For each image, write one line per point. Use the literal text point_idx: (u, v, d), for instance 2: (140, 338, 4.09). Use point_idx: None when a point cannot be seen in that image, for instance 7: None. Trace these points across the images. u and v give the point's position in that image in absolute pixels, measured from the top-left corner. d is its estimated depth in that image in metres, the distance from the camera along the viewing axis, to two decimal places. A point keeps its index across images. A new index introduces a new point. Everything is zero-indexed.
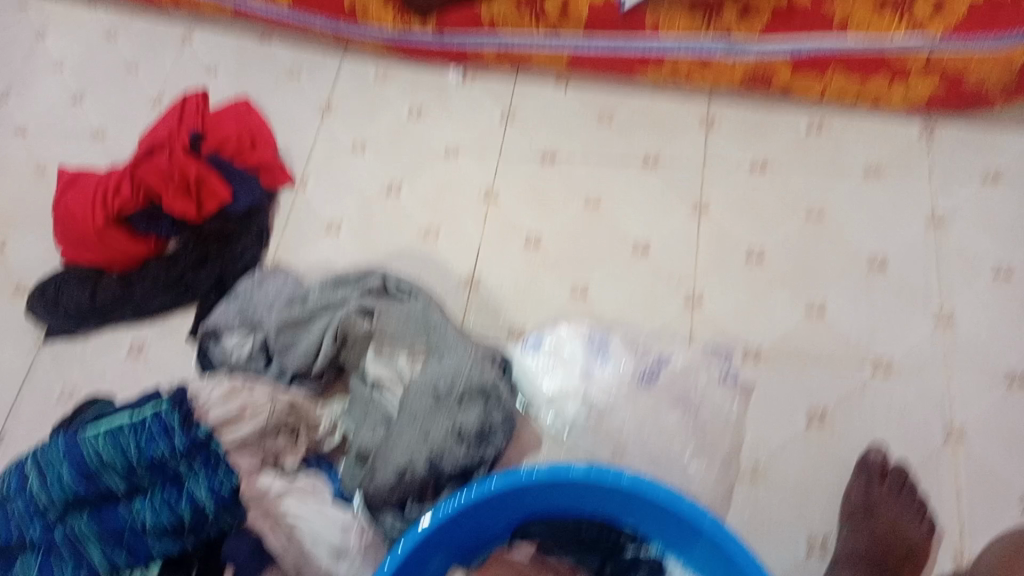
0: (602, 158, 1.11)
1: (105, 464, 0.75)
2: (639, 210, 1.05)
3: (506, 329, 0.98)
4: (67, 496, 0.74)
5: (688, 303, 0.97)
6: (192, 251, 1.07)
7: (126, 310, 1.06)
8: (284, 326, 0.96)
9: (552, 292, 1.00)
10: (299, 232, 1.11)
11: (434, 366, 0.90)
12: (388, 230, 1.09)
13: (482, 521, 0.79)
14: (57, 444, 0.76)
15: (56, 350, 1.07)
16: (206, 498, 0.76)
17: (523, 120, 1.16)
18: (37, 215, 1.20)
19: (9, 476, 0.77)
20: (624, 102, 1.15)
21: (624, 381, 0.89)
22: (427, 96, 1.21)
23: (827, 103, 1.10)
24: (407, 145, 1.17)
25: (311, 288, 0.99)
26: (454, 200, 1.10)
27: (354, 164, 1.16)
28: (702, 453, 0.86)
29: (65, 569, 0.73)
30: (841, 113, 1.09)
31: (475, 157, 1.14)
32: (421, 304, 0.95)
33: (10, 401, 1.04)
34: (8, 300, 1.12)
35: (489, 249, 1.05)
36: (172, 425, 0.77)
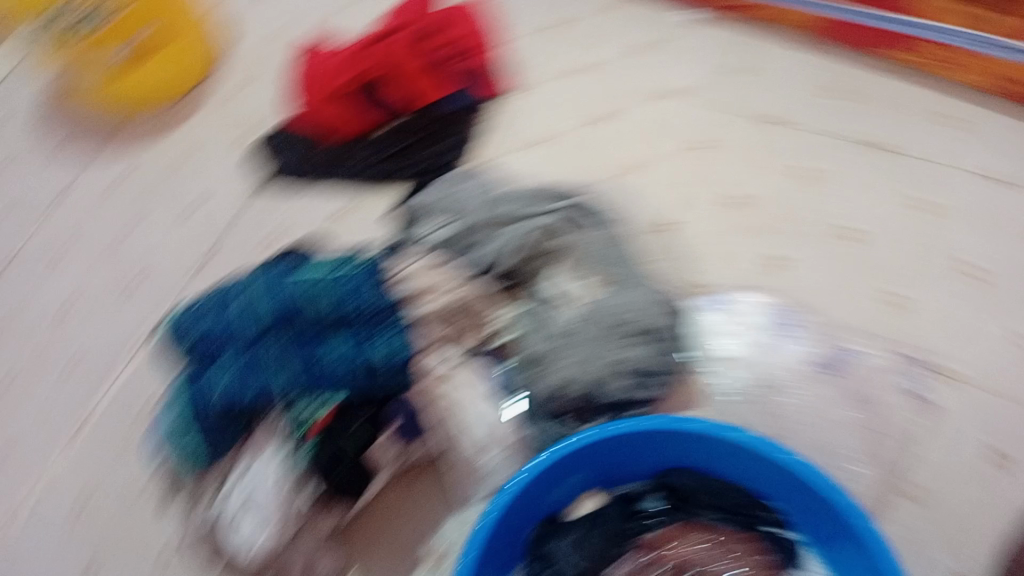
0: (826, 133, 1.06)
1: (303, 303, 0.82)
2: (856, 196, 1.00)
3: (688, 281, 0.97)
4: (267, 321, 0.81)
5: (883, 305, 0.93)
6: (411, 132, 1.12)
7: (340, 175, 1.13)
8: (477, 219, 0.95)
9: (743, 257, 0.98)
10: (506, 137, 1.13)
11: (615, 296, 0.88)
12: (595, 155, 1.10)
13: (629, 454, 0.80)
14: (267, 277, 0.86)
15: (274, 192, 1.15)
16: (386, 352, 0.82)
17: (752, 78, 1.12)
18: (280, 67, 1.29)
19: (219, 299, 0.86)
20: (868, 78, 1.09)
21: (806, 363, 0.87)
22: (659, 32, 1.19)
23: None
24: (629, 76, 1.16)
25: (511, 196, 0.99)
26: (665, 143, 1.09)
27: (577, 82, 1.17)
28: (868, 459, 0.84)
29: (252, 382, 0.79)
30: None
31: (695, 104, 1.12)
32: (609, 236, 0.95)
33: (225, 227, 1.14)
34: (238, 141, 1.22)
35: (689, 197, 1.04)
36: (367, 282, 0.86)
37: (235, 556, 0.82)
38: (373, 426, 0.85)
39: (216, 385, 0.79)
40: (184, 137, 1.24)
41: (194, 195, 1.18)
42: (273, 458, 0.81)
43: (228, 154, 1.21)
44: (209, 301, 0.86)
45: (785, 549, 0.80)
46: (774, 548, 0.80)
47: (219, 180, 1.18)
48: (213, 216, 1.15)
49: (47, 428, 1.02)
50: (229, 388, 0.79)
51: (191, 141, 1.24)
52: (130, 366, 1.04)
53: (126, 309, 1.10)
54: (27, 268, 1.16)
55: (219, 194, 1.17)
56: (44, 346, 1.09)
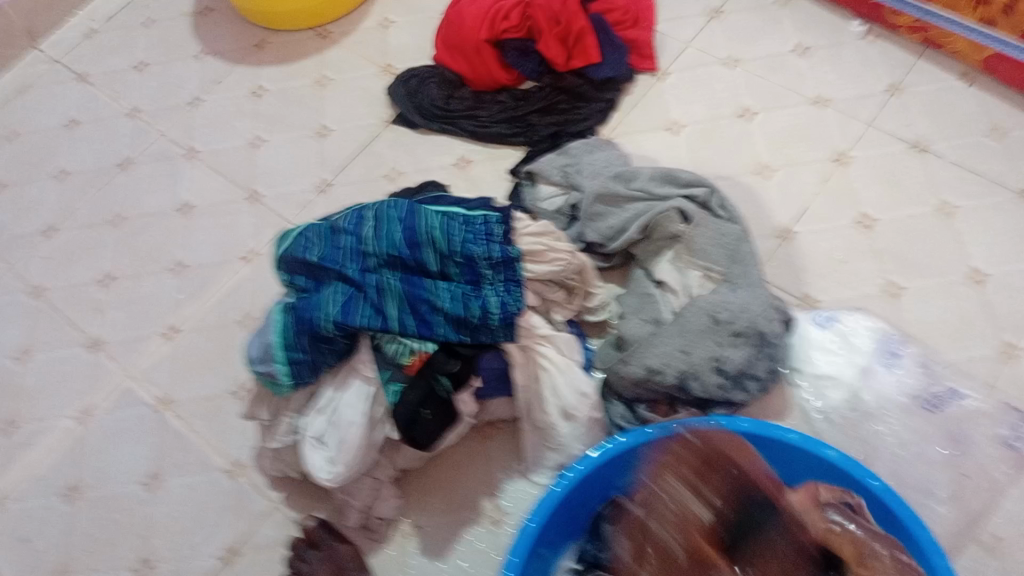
0: (974, 170, 1.02)
1: (430, 240, 0.83)
2: (991, 239, 0.96)
3: (801, 293, 0.95)
4: (393, 252, 0.83)
5: (1002, 354, 0.89)
6: (543, 97, 1.12)
7: (468, 125, 1.13)
8: (601, 196, 0.98)
9: (863, 280, 0.96)
10: (640, 119, 1.13)
11: (724, 294, 0.89)
12: (728, 150, 1.08)
13: None
14: (398, 207, 0.85)
15: (398, 133, 1.17)
16: (495, 307, 0.83)
17: (908, 100, 1.08)
18: (425, 11, 1.30)
19: (351, 216, 0.87)
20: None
21: (903, 397, 0.85)
22: (819, 38, 1.16)
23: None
24: (777, 77, 1.13)
25: (639, 171, 1.00)
26: (803, 149, 1.06)
27: (720, 75, 1.15)
28: (954, 503, 0.81)
29: (367, 309, 0.81)
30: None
31: (842, 116, 1.08)
32: (737, 232, 0.94)
33: (346, 158, 1.16)
34: (376, 75, 1.24)
35: (817, 209, 1.01)
36: (493, 233, 0.85)
37: (318, 475, 0.82)
38: (468, 375, 0.84)
39: (332, 303, 0.81)
40: (321, 66, 1.27)
41: (321, 122, 1.21)
42: (366, 389, 0.83)
43: (365, 86, 1.23)
44: (339, 216, 0.88)
45: None
46: None
47: (351, 110, 1.21)
48: (339, 143, 1.18)
49: (148, 317, 1.06)
50: (343, 308, 0.81)
51: (327, 70, 1.26)
52: (235, 276, 1.08)
53: (238, 220, 1.13)
54: (154, 165, 1.21)
55: (345, 126, 1.20)
56: (160, 240, 1.13)
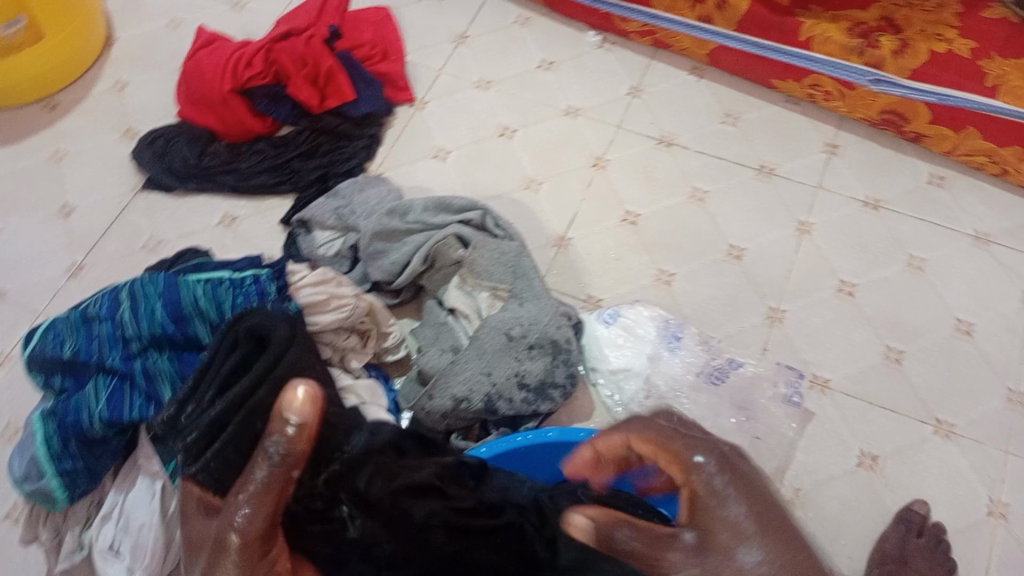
0: (717, 156, 1.10)
1: (197, 311, 0.78)
2: (743, 215, 1.05)
3: (586, 296, 0.99)
4: (156, 333, 0.78)
5: (768, 318, 0.97)
6: (304, 141, 1.10)
7: (229, 178, 1.08)
8: (378, 234, 0.97)
9: (637, 273, 1.01)
10: (407, 152, 1.12)
11: (513, 310, 0.91)
12: (496, 169, 1.10)
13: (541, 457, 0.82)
14: (156, 281, 0.79)
15: (154, 200, 1.09)
16: None
17: (648, 100, 1.16)
18: (163, 67, 1.23)
19: (104, 298, 0.79)
20: (754, 107, 1.15)
21: (688, 374, 0.92)
22: (561, 52, 1.22)
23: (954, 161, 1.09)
24: (530, 93, 1.17)
25: (413, 204, 0.99)
26: (565, 159, 1.11)
27: (477, 98, 1.17)
28: (752, 463, 0.87)
29: (138, 399, 0.76)
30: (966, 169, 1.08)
31: (594, 122, 1.14)
32: (514, 247, 0.96)
33: (100, 235, 1.07)
34: (119, 141, 1.16)
35: (586, 213, 1.06)
36: (267, 291, 0.80)
37: None
38: None
39: (97, 399, 0.75)
40: (53, 141, 1.16)
41: (62, 199, 1.10)
42: (154, 484, 0.77)
43: (108, 153, 1.14)
44: (94, 300, 0.81)
45: None
46: None
47: (97, 181, 1.12)
48: (89, 219, 1.08)
49: None
50: (111, 404, 0.75)
51: (63, 142, 1.16)
52: None
53: None
54: None
55: (92, 200, 1.10)
56: None
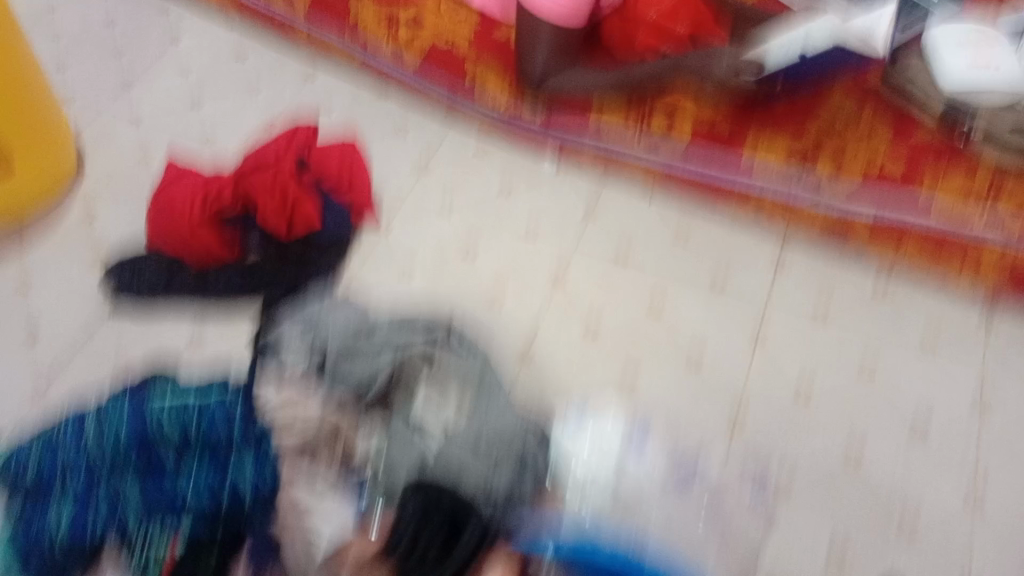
0: (670, 272, 1.16)
1: (163, 435, 0.84)
2: (699, 325, 1.10)
3: (549, 408, 1.01)
4: (121, 455, 0.82)
5: (730, 426, 0.99)
6: (269, 266, 1.12)
7: (199, 304, 1.12)
8: (343, 355, 0.98)
9: (599, 385, 1.03)
10: (371, 274, 1.16)
11: (480, 422, 0.91)
12: (459, 289, 1.14)
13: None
14: (124, 408, 0.85)
15: (121, 327, 1.10)
16: (247, 488, 0.83)
17: (603, 221, 1.22)
18: (130, 197, 1.26)
19: (70, 427, 0.84)
20: (704, 224, 1.21)
21: (653, 481, 0.94)
22: (519, 176, 1.28)
23: (903, 257, 1.15)
24: (490, 217, 1.23)
25: (378, 325, 1.02)
26: (526, 278, 1.15)
27: (439, 222, 1.22)
28: (723, 565, 0.88)
29: (103, 522, 0.78)
30: (911, 267, 1.14)
31: (552, 244, 1.19)
32: (478, 365, 0.98)
33: (65, 363, 1.07)
34: (87, 271, 1.17)
35: (548, 327, 1.09)
36: (235, 413, 0.86)
37: None
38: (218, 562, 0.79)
39: (61, 523, 0.78)
40: (20, 268, 1.18)
41: (28, 324, 1.11)
42: None
43: (75, 282, 1.15)
44: (57, 427, 0.85)
45: None
46: None
47: (63, 309, 1.12)
48: (54, 348, 1.08)
49: None
50: (75, 525, 0.78)
51: (29, 269, 1.17)
52: None
53: None
54: None
55: (57, 327, 1.10)
56: None
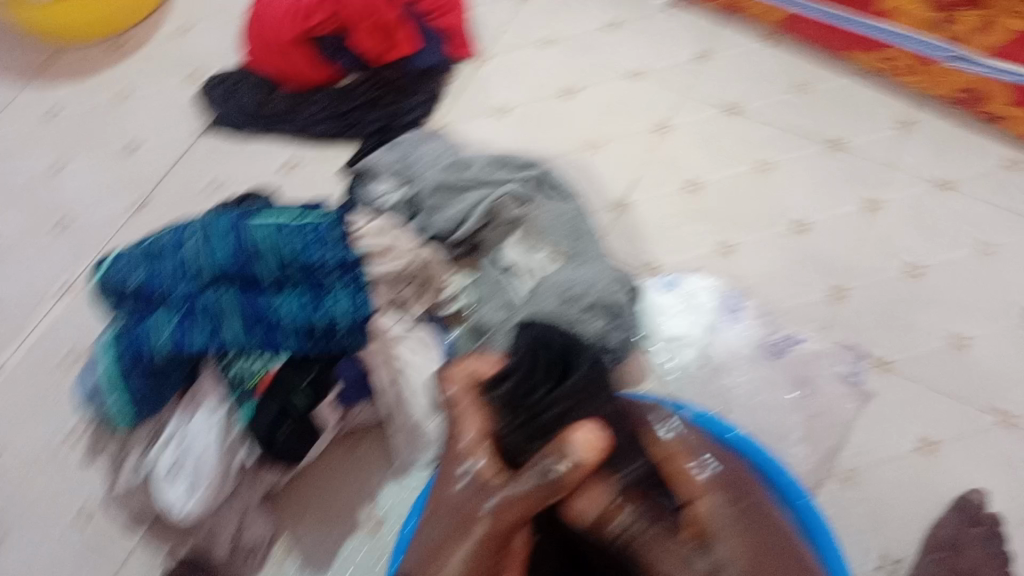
0: (785, 126, 1.08)
1: (259, 251, 0.80)
2: (808, 188, 1.03)
3: (643, 262, 0.98)
4: (219, 270, 0.80)
5: (832, 294, 0.95)
6: (363, 92, 1.09)
7: (293, 127, 1.08)
8: (438, 189, 0.97)
9: (696, 241, 0.99)
10: (469, 105, 1.12)
11: (570, 272, 0.89)
12: (557, 129, 1.09)
13: None
14: (222, 221, 0.82)
15: (216, 142, 1.10)
16: (343, 312, 0.80)
17: (718, 64, 1.14)
18: (227, 12, 1.23)
19: (169, 235, 0.82)
20: (826, 78, 1.12)
21: (749, 347, 0.91)
22: (627, 13, 1.20)
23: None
24: (593, 54, 1.16)
25: (473, 160, 1.00)
26: (627, 123, 1.09)
27: (541, 56, 1.16)
28: (808, 441, 0.87)
29: (201, 333, 0.78)
30: None
31: (659, 86, 1.12)
32: (572, 210, 0.95)
33: (162, 173, 1.08)
34: (182, 83, 1.16)
35: (648, 178, 1.04)
36: (328, 237, 0.83)
37: (178, 508, 0.77)
38: (322, 388, 0.81)
39: (159, 332, 0.77)
40: (119, 76, 1.18)
41: (133, 125, 1.13)
42: (212, 415, 0.79)
43: (171, 94, 1.15)
44: (161, 235, 0.83)
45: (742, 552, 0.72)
46: None
47: (161, 119, 1.13)
48: (152, 158, 1.10)
49: None
50: (176, 336, 0.77)
51: (130, 82, 1.17)
52: (51, 313, 0.98)
53: (48, 252, 1.03)
54: None
55: (154, 137, 1.11)
56: None
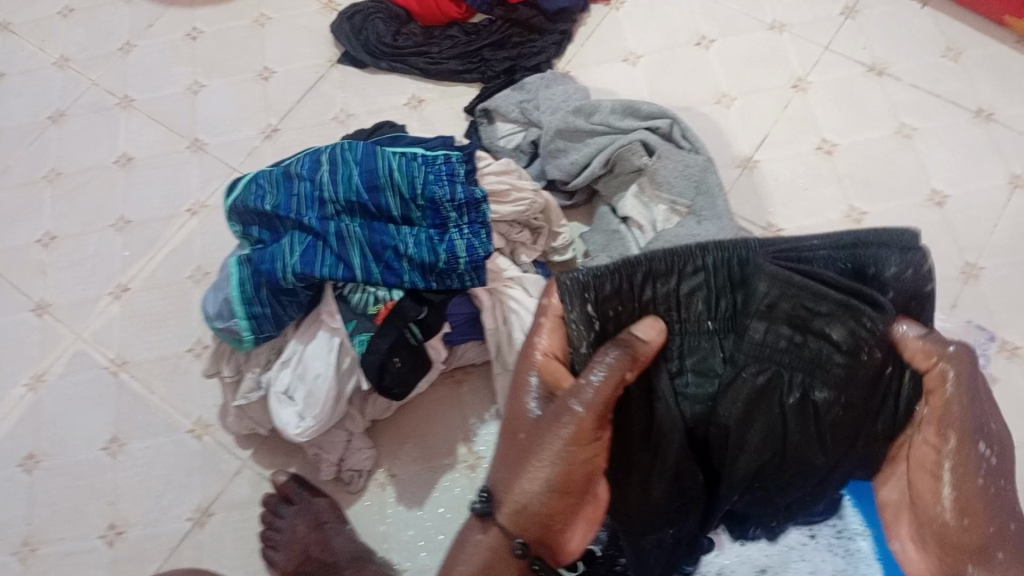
0: (932, 92, 1.02)
1: (390, 181, 0.81)
2: (952, 159, 0.97)
3: (765, 224, 0.96)
4: (351, 197, 0.81)
5: (964, 274, 0.91)
6: (494, 31, 1.10)
7: (421, 61, 1.09)
8: (562, 132, 0.96)
9: (826, 207, 0.96)
10: (597, 51, 1.10)
11: (690, 228, 0.89)
12: (687, 79, 1.06)
13: None
14: (356, 149, 0.83)
15: (346, 73, 1.12)
16: (463, 251, 0.81)
17: (865, 21, 1.07)
18: None
19: (305, 159, 0.84)
20: (983, 42, 1.04)
21: None
22: None
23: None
24: (732, 2, 1.11)
25: (600, 104, 0.97)
26: (762, 78, 1.05)
27: (677, 2, 1.12)
28: None
29: (328, 258, 0.80)
30: None
31: (799, 41, 1.07)
32: (700, 163, 0.92)
33: (293, 101, 1.11)
34: (318, 12, 1.18)
35: (778, 137, 1.01)
36: (456, 173, 0.82)
37: (288, 429, 0.81)
38: (437, 322, 0.83)
39: (290, 254, 0.80)
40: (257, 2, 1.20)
41: (269, 52, 1.16)
42: (332, 341, 0.82)
43: (306, 23, 1.17)
44: (296, 159, 0.86)
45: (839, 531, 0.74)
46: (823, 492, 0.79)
47: (294, 47, 1.15)
48: (284, 85, 1.12)
49: (95, 275, 1.02)
50: (303, 260, 0.79)
51: (265, 7, 1.19)
52: (182, 230, 1.04)
53: (185, 170, 1.08)
54: (89, 117, 1.14)
55: (288, 65, 1.14)
56: (100, 195, 1.08)
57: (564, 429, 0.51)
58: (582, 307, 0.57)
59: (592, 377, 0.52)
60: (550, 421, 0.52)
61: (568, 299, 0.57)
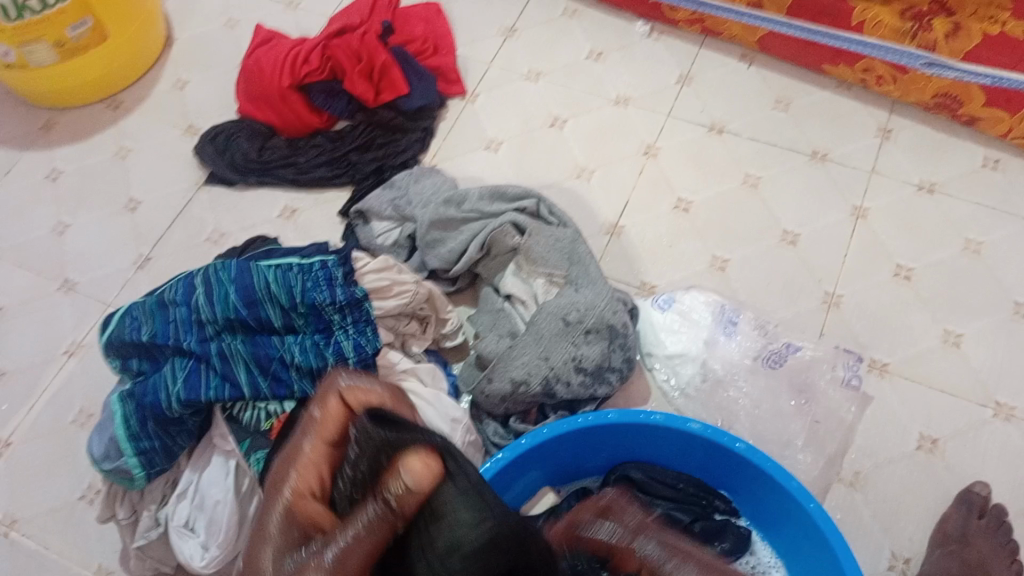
0: (770, 141, 1.11)
1: (268, 295, 0.82)
2: (797, 200, 1.05)
3: (639, 283, 1.01)
4: (230, 316, 0.81)
5: (825, 302, 0.98)
6: (359, 134, 1.12)
7: (288, 172, 1.10)
8: (435, 223, 0.99)
9: (691, 259, 1.02)
10: (459, 142, 1.14)
11: (570, 296, 0.91)
12: (547, 159, 1.12)
13: (619, 441, 0.83)
14: (229, 267, 0.83)
15: (215, 194, 1.13)
16: (350, 351, 0.82)
17: (699, 87, 1.16)
18: (218, 66, 1.25)
19: (179, 285, 0.84)
20: (806, 92, 1.15)
21: (745, 358, 0.92)
22: (609, 41, 1.22)
23: (1009, 142, 1.08)
24: (579, 84, 1.18)
25: (468, 192, 1.01)
26: (616, 148, 1.12)
27: (527, 89, 1.19)
28: (811, 446, 0.88)
29: (214, 380, 0.79)
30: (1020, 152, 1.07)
31: (644, 111, 1.15)
32: (569, 235, 0.97)
33: (165, 228, 1.10)
34: (180, 137, 1.19)
35: (638, 201, 1.07)
36: (334, 276, 0.83)
37: (190, 564, 0.78)
38: None
39: (174, 381, 0.79)
40: (116, 135, 1.20)
41: (134, 184, 1.15)
42: (229, 463, 0.81)
43: (170, 149, 1.18)
44: (169, 287, 0.85)
45: (737, 537, 0.81)
46: (728, 537, 0.80)
47: (160, 175, 1.15)
48: (154, 213, 1.12)
49: None
50: (188, 386, 0.79)
51: (126, 139, 1.19)
52: (61, 373, 1.00)
53: (59, 312, 1.05)
54: None
55: (155, 193, 1.14)
56: None
57: (327, 564, 0.40)
58: (366, 458, 0.45)
59: (351, 527, 0.41)
60: (300, 564, 0.41)
61: (356, 451, 0.46)
